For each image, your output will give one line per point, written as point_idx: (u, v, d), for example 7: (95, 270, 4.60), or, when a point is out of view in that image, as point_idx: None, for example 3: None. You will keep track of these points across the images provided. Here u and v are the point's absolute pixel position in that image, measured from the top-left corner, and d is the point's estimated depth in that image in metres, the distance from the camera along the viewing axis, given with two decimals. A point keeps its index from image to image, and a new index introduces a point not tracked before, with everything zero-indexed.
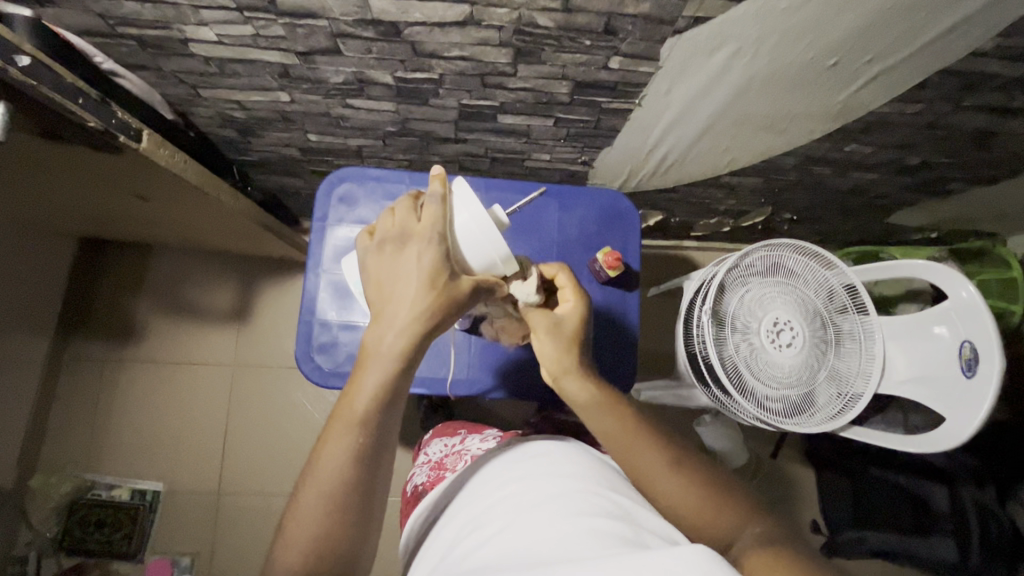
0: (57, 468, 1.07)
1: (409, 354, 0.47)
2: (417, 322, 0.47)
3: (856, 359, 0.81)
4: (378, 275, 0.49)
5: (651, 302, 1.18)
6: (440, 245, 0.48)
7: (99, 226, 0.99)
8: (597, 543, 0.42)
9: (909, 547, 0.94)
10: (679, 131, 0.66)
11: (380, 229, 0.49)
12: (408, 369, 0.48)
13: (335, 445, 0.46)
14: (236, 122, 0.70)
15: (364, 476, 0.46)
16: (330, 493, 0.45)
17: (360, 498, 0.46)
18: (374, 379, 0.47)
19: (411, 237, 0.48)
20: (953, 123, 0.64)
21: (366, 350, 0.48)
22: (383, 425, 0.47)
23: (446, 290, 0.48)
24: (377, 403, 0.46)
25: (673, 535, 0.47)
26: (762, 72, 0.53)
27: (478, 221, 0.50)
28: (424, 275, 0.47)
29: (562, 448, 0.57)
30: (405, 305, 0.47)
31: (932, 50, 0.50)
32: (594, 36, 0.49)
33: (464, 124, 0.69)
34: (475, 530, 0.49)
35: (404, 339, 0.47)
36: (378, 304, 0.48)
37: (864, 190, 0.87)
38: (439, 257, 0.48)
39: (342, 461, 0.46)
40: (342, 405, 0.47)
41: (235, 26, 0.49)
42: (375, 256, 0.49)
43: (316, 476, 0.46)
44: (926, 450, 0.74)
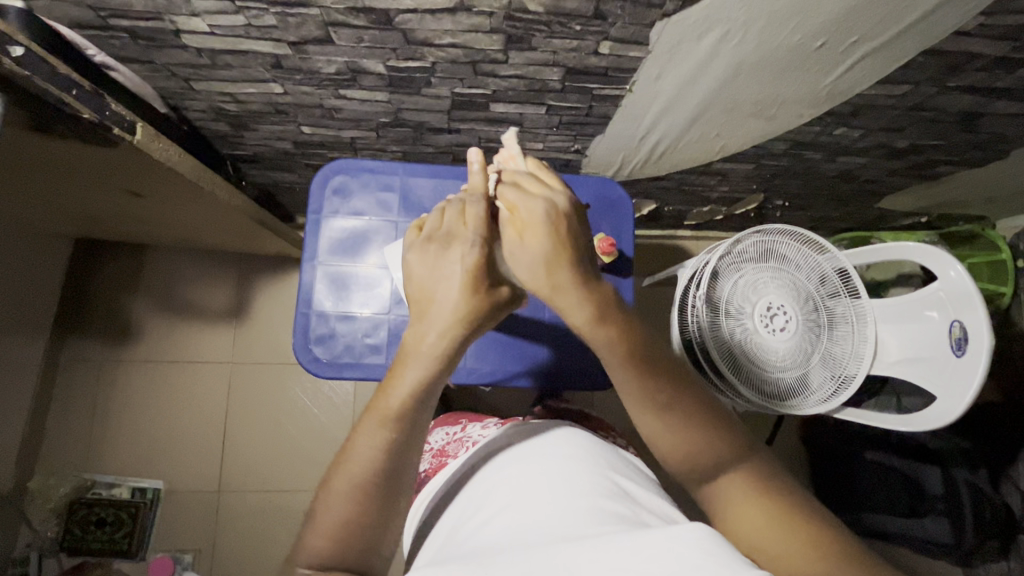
0: (56, 468, 1.07)
1: (450, 355, 0.45)
2: (459, 323, 0.44)
3: (849, 342, 0.82)
4: (420, 272, 0.46)
5: (646, 292, 1.18)
6: (486, 246, 0.46)
7: (93, 225, 0.99)
8: (599, 522, 0.43)
9: (906, 528, 0.96)
10: (670, 118, 0.67)
11: (429, 228, 0.48)
12: (449, 372, 0.45)
13: (366, 438, 0.43)
14: (229, 116, 0.71)
15: (395, 473, 0.43)
16: (359, 485, 0.42)
17: (389, 494, 0.43)
18: (413, 377, 0.44)
19: (456, 236, 0.47)
20: (939, 104, 0.65)
21: (406, 347, 0.45)
22: (418, 424, 0.44)
23: (491, 292, 0.46)
24: (414, 402, 0.44)
25: (673, 516, 0.49)
26: (750, 56, 0.53)
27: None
28: (468, 275, 0.45)
29: (566, 432, 0.57)
30: (446, 305, 0.45)
31: (916, 30, 0.51)
32: (584, 21, 0.49)
33: (457, 114, 0.69)
34: (479, 511, 0.50)
35: (445, 340, 0.44)
36: (421, 302, 0.46)
37: (853, 175, 0.88)
38: (485, 256, 0.46)
39: (374, 455, 0.43)
40: (376, 400, 0.44)
41: (227, 16, 0.49)
42: (417, 252, 0.47)
43: (347, 469, 0.43)
44: (917, 429, 0.75)
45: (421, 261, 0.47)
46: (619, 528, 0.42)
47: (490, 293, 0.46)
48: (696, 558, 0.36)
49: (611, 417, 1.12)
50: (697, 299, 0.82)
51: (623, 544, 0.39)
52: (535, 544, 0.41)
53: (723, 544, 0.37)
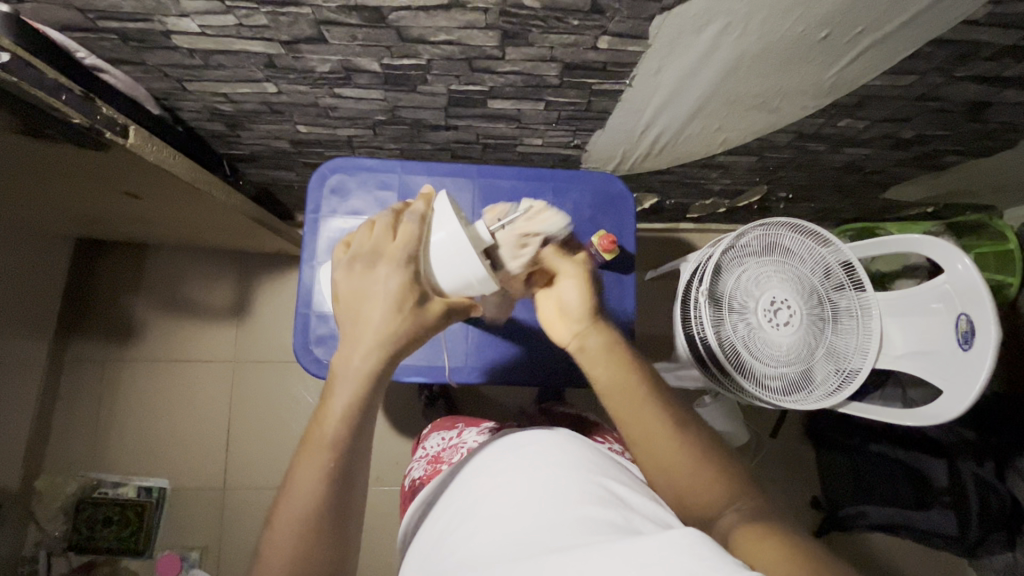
0: (62, 468, 1.07)
1: (377, 375, 0.46)
2: (385, 343, 0.46)
3: (854, 336, 0.81)
4: (347, 291, 0.48)
5: (648, 285, 1.18)
6: (410, 267, 0.48)
7: (92, 226, 0.99)
8: (588, 530, 0.43)
9: (908, 519, 0.95)
10: (670, 111, 0.65)
11: (354, 245, 0.49)
12: (378, 389, 0.47)
13: (307, 470, 0.44)
14: (225, 116, 0.70)
15: (340, 499, 0.45)
16: (303, 519, 0.43)
17: (338, 520, 0.44)
18: (342, 402, 0.46)
19: (381, 256, 0.48)
20: (946, 94, 0.63)
21: (335, 371, 0.47)
22: (355, 446, 0.46)
23: (416, 310, 0.48)
24: (348, 424, 0.45)
25: (667, 519, 0.47)
26: (752, 48, 0.52)
27: (455, 245, 0.50)
28: (393, 295, 0.47)
29: (550, 438, 0.56)
30: (373, 325, 0.46)
31: (923, 20, 0.50)
32: (582, 16, 0.48)
33: (454, 110, 0.68)
34: (466, 521, 0.49)
35: (370, 361, 0.46)
36: (349, 324, 0.47)
37: (858, 166, 0.86)
38: (410, 277, 0.48)
39: (316, 486, 0.44)
40: (312, 429, 0.46)
41: (217, 16, 0.48)
42: (344, 271, 0.48)
43: (288, 502, 0.44)
44: (924, 425, 0.75)
45: (348, 280, 0.48)
46: (607, 538, 0.41)
47: (415, 311, 0.48)
48: (686, 563, 0.36)
49: None
50: (700, 294, 0.81)
51: (614, 556, 0.38)
52: (523, 561, 0.41)
53: (711, 548, 0.37)
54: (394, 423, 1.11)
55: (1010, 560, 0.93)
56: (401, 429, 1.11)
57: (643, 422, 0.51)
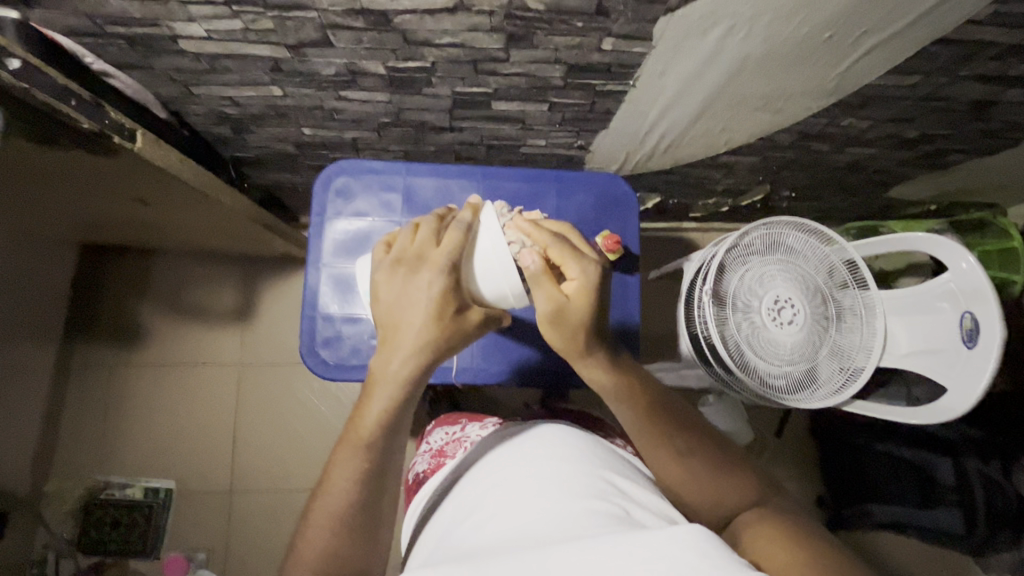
0: (70, 471, 1.08)
1: (414, 381, 0.47)
2: (424, 350, 0.47)
3: (857, 334, 0.82)
4: (388, 295, 0.48)
5: (651, 285, 1.18)
6: (452, 274, 0.47)
7: (98, 230, 0.99)
8: (592, 524, 0.43)
9: (915, 518, 0.96)
10: (675, 112, 0.65)
11: (398, 247, 0.49)
12: (415, 394, 0.48)
13: (343, 467, 0.47)
14: (231, 119, 0.70)
15: (371, 498, 0.47)
16: (337, 516, 0.46)
17: (368, 516, 0.47)
18: (379, 405, 0.47)
19: (425, 262, 0.48)
20: (950, 93, 0.63)
21: (374, 374, 0.48)
22: (388, 448, 0.48)
23: (457, 317, 0.48)
24: (385, 428, 0.47)
25: (669, 513, 0.49)
26: (756, 50, 0.52)
27: (499, 256, 0.51)
28: (435, 302, 0.47)
29: (560, 432, 0.56)
30: (414, 333, 0.46)
31: (926, 21, 0.50)
32: (586, 18, 0.48)
33: (458, 112, 0.69)
34: (473, 513, 0.50)
35: (409, 366, 0.47)
36: (388, 327, 0.48)
37: (861, 165, 0.86)
38: (453, 283, 0.47)
39: (350, 483, 0.46)
40: (350, 427, 0.48)
41: (224, 21, 0.49)
42: (386, 274, 0.49)
43: (325, 497, 0.47)
44: (930, 421, 0.75)
45: (389, 284, 0.48)
46: (611, 529, 0.42)
47: (454, 319, 0.48)
48: (691, 559, 0.36)
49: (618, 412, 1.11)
50: (703, 294, 0.81)
51: (619, 547, 0.39)
52: (532, 548, 0.41)
53: (716, 544, 0.38)
54: None
55: (1018, 559, 0.93)
56: (406, 431, 1.11)
57: (659, 433, 0.53)
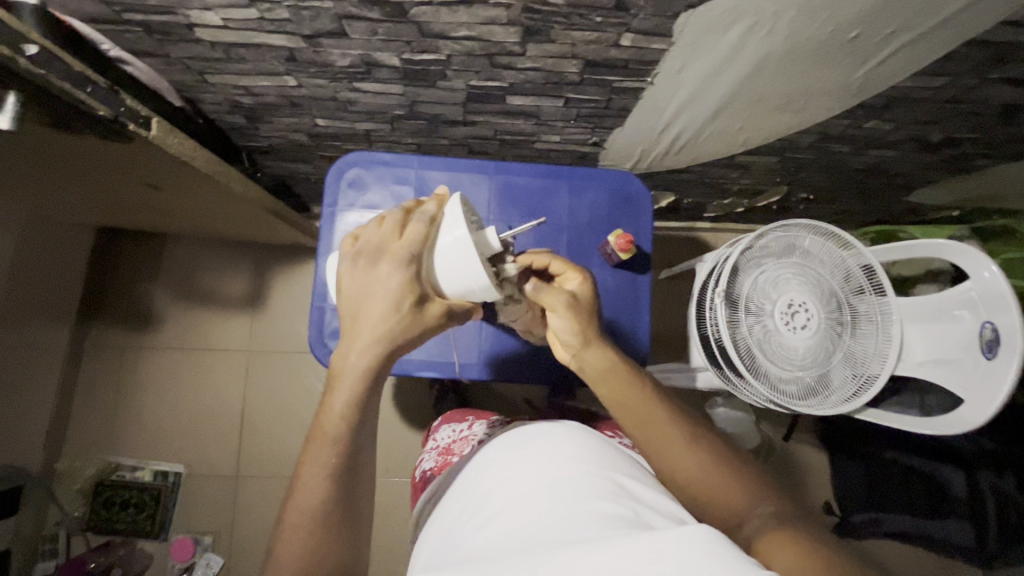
0: (81, 451, 1.10)
1: (375, 372, 0.47)
2: (382, 342, 0.47)
3: (872, 340, 0.80)
4: (350, 288, 0.48)
5: (663, 285, 1.17)
6: (410, 268, 0.47)
7: (112, 215, 1.00)
8: (598, 526, 0.42)
9: (924, 529, 0.96)
10: (692, 110, 0.64)
11: (360, 240, 0.49)
12: (377, 384, 0.48)
13: (314, 465, 0.46)
14: (245, 108, 0.70)
15: (345, 493, 0.47)
16: (310, 514, 0.45)
17: (344, 511, 0.46)
18: (342, 398, 0.47)
19: (384, 255, 0.48)
20: (979, 97, 0.61)
21: (334, 369, 0.48)
22: (357, 441, 0.47)
23: (415, 310, 0.47)
24: (349, 420, 0.47)
25: (681, 515, 0.48)
26: (778, 48, 0.51)
27: (461, 249, 0.48)
28: (393, 296, 0.47)
29: (560, 431, 0.56)
30: (370, 325, 0.46)
31: (957, 22, 0.48)
32: (606, 13, 0.47)
33: (472, 106, 0.68)
34: (477, 512, 0.50)
35: (366, 358, 0.47)
36: (350, 319, 0.48)
37: (883, 168, 0.84)
38: (411, 276, 0.47)
39: (321, 481, 0.46)
40: (316, 426, 0.47)
41: (240, 9, 0.49)
42: (348, 267, 0.48)
43: (297, 497, 0.46)
44: (945, 433, 0.74)
45: (351, 277, 0.48)
46: (618, 531, 0.41)
47: (414, 313, 0.47)
48: (701, 560, 0.35)
49: None
50: (716, 296, 0.80)
51: (626, 550, 0.38)
52: (535, 551, 0.41)
53: (726, 545, 0.37)
54: (406, 416, 1.12)
55: None
56: (413, 424, 1.12)
57: (658, 428, 0.55)
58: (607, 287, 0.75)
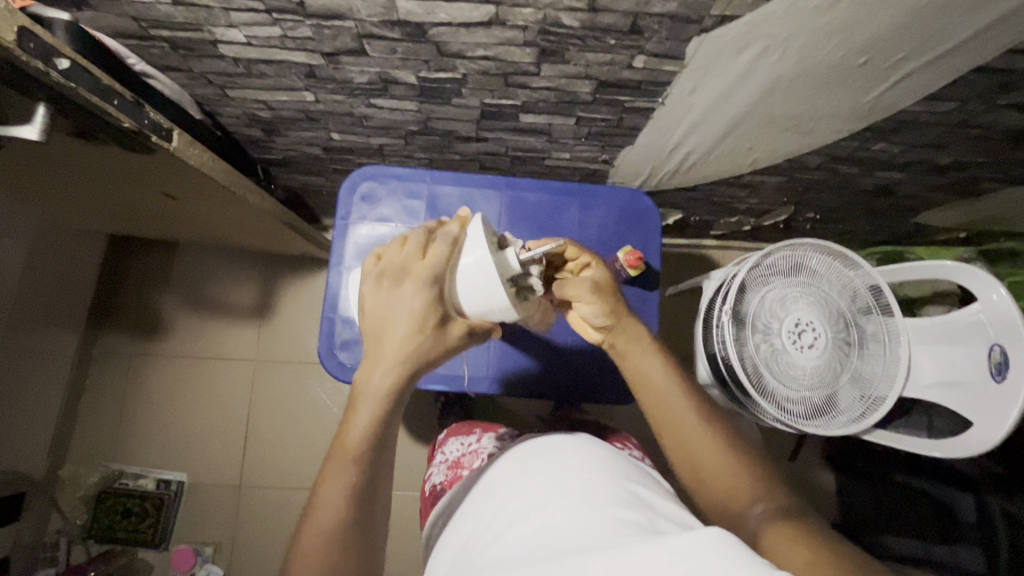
0: (85, 458, 1.10)
1: (398, 391, 0.48)
2: (405, 362, 0.47)
3: (879, 361, 0.80)
4: (373, 307, 0.48)
5: (670, 301, 1.17)
6: (435, 288, 0.48)
7: (125, 224, 1.02)
8: (614, 533, 0.42)
9: (934, 555, 0.93)
10: (702, 130, 0.65)
11: (385, 259, 0.49)
12: (397, 405, 0.49)
13: (333, 483, 0.46)
14: (262, 122, 0.71)
15: (362, 510, 0.46)
16: (326, 535, 0.44)
17: (362, 529, 0.46)
18: (365, 418, 0.47)
19: (408, 274, 0.48)
20: (986, 122, 0.62)
21: (357, 388, 0.48)
22: (377, 458, 0.47)
23: (438, 330, 0.48)
24: (374, 438, 0.47)
25: (690, 521, 0.48)
26: (789, 71, 0.52)
27: (483, 271, 0.50)
28: (417, 315, 0.47)
29: (572, 442, 0.56)
30: (395, 344, 0.47)
31: (965, 49, 0.49)
32: (620, 35, 0.48)
33: (486, 123, 0.69)
34: (489, 526, 0.50)
35: (391, 378, 0.47)
36: (373, 339, 0.48)
37: (890, 190, 0.85)
38: (435, 296, 0.48)
39: (340, 500, 0.45)
40: (337, 443, 0.47)
41: (264, 28, 0.50)
42: (372, 286, 0.49)
43: (315, 517, 0.45)
44: (954, 455, 0.73)
45: (375, 296, 0.48)
46: (632, 538, 0.41)
47: (436, 333, 0.48)
48: (716, 561, 0.35)
49: (631, 429, 1.10)
50: (723, 313, 0.81)
51: (643, 554, 0.38)
52: (550, 560, 0.41)
53: (740, 546, 0.37)
54: (411, 428, 1.12)
55: None
56: (417, 436, 1.11)
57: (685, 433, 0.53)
58: None
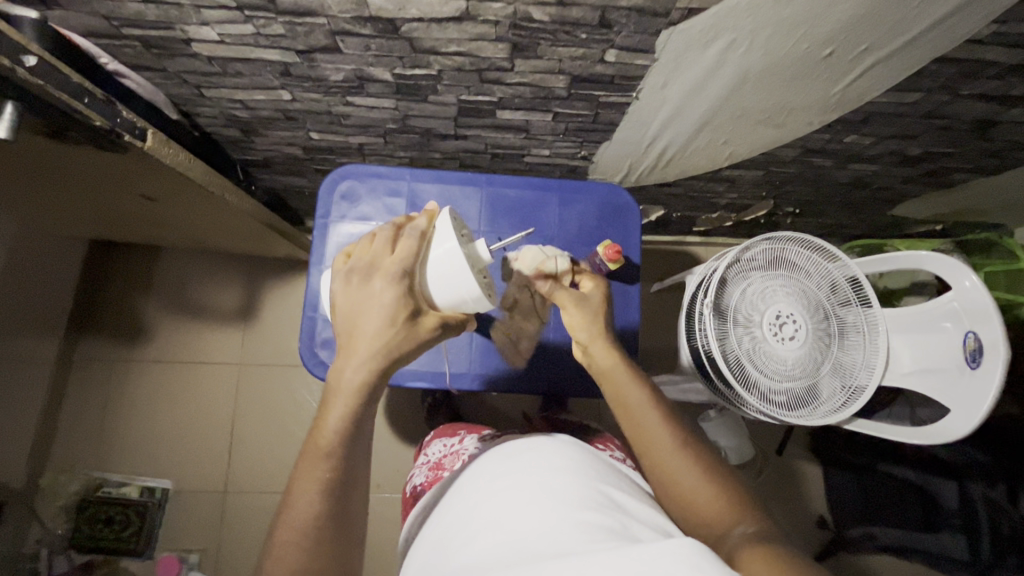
0: (67, 467, 1.08)
1: (371, 385, 0.48)
2: (379, 357, 0.47)
3: (860, 351, 0.81)
4: (345, 304, 0.48)
5: (654, 298, 1.18)
6: (404, 281, 0.48)
7: (106, 228, 1.01)
8: (586, 537, 0.43)
9: (918, 542, 0.95)
10: (676, 125, 0.66)
11: (354, 257, 0.49)
12: (371, 402, 0.48)
13: (307, 481, 0.45)
14: (240, 121, 0.71)
15: (337, 510, 0.46)
16: (301, 531, 0.44)
17: (337, 530, 0.46)
18: (337, 417, 0.47)
19: (378, 270, 0.48)
20: (953, 112, 0.63)
21: (331, 386, 0.48)
22: (351, 457, 0.47)
23: (410, 323, 0.48)
24: (344, 437, 0.47)
25: (666, 527, 0.48)
26: (757, 63, 0.53)
27: (451, 262, 0.51)
28: (386, 310, 0.47)
29: (551, 443, 0.56)
30: (365, 339, 0.47)
31: (927, 39, 0.50)
32: (590, 29, 0.49)
33: (464, 120, 0.69)
34: (465, 525, 0.50)
35: (363, 373, 0.47)
36: (346, 335, 0.48)
37: (865, 182, 0.87)
38: (405, 290, 0.48)
39: (314, 497, 0.45)
40: (310, 441, 0.47)
41: (237, 25, 0.50)
42: (343, 284, 0.49)
43: (289, 515, 0.45)
44: (930, 442, 0.74)
45: (346, 294, 0.49)
46: (604, 543, 0.42)
47: (408, 326, 0.48)
48: (685, 571, 0.35)
49: (619, 426, 1.10)
50: (705, 307, 0.81)
51: (614, 561, 0.38)
52: (521, 565, 0.41)
53: (709, 556, 0.37)
54: (398, 430, 1.11)
55: None
56: (405, 438, 1.11)
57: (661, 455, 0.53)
58: None
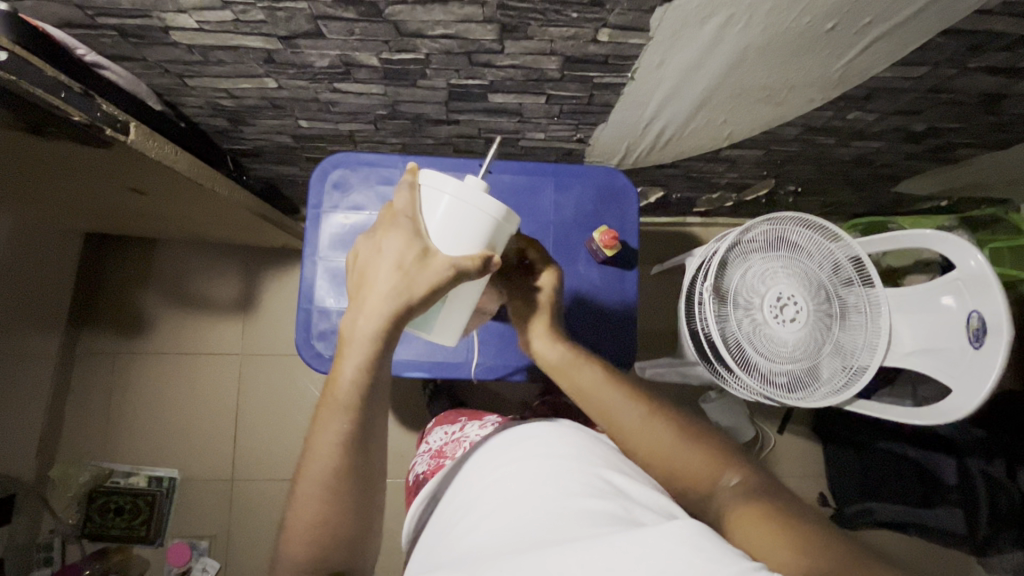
0: (74, 458, 1.10)
1: (384, 334, 0.46)
2: (387, 302, 0.46)
3: (862, 332, 0.80)
4: (356, 263, 0.50)
5: (653, 280, 1.17)
6: (408, 227, 0.48)
7: (98, 222, 1.00)
8: (590, 524, 0.42)
9: (917, 518, 0.94)
10: (674, 105, 0.64)
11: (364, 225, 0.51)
12: (387, 352, 0.47)
13: (325, 432, 0.46)
14: (227, 111, 0.70)
15: (358, 459, 0.46)
16: (321, 482, 0.45)
17: (358, 479, 0.46)
18: (351, 365, 0.46)
19: (385, 225, 0.49)
20: (959, 86, 0.61)
21: (343, 336, 0.47)
22: (370, 410, 0.47)
23: (418, 265, 0.47)
24: (361, 387, 0.46)
25: (669, 508, 0.47)
26: (758, 39, 0.51)
27: (456, 212, 0.48)
28: (395, 257, 0.47)
29: (555, 430, 0.56)
30: (376, 285, 0.46)
31: (931, 12, 0.49)
32: (581, 8, 0.47)
33: (454, 105, 0.68)
34: (467, 518, 0.50)
35: (374, 319, 0.46)
36: (358, 287, 0.48)
37: (869, 159, 0.84)
38: (409, 236, 0.48)
39: (334, 448, 0.45)
40: (326, 394, 0.47)
41: (214, 11, 0.48)
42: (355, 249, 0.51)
43: (310, 465, 0.46)
44: (933, 423, 0.73)
45: (356, 254, 0.50)
46: (609, 528, 0.41)
47: (416, 269, 0.46)
48: (689, 557, 0.35)
49: None
50: (704, 290, 0.79)
51: (617, 547, 0.38)
52: (528, 548, 0.41)
53: (713, 540, 0.37)
54: (400, 417, 1.12)
55: None
56: (406, 424, 1.12)
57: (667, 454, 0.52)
58: (594, 284, 0.75)
